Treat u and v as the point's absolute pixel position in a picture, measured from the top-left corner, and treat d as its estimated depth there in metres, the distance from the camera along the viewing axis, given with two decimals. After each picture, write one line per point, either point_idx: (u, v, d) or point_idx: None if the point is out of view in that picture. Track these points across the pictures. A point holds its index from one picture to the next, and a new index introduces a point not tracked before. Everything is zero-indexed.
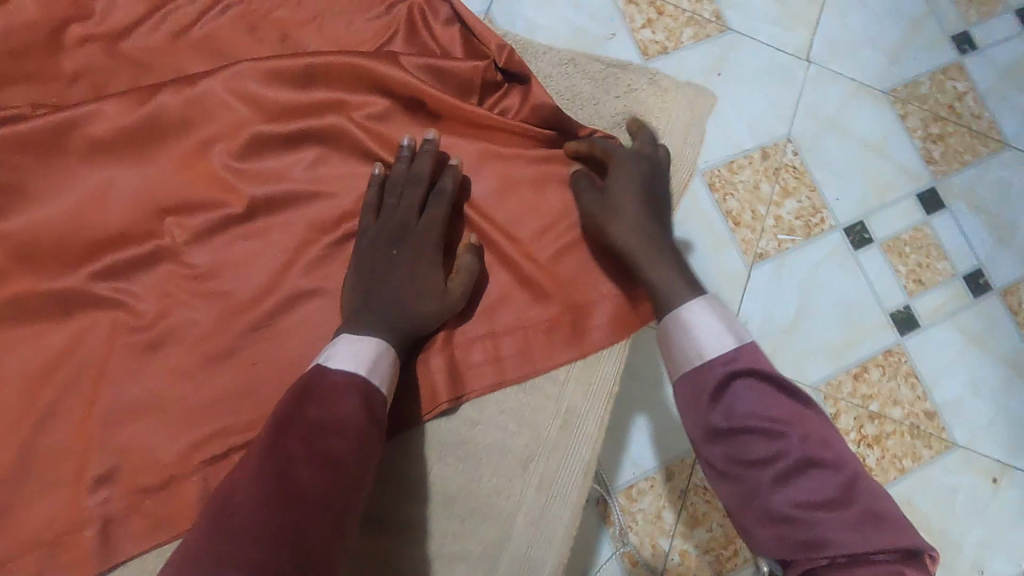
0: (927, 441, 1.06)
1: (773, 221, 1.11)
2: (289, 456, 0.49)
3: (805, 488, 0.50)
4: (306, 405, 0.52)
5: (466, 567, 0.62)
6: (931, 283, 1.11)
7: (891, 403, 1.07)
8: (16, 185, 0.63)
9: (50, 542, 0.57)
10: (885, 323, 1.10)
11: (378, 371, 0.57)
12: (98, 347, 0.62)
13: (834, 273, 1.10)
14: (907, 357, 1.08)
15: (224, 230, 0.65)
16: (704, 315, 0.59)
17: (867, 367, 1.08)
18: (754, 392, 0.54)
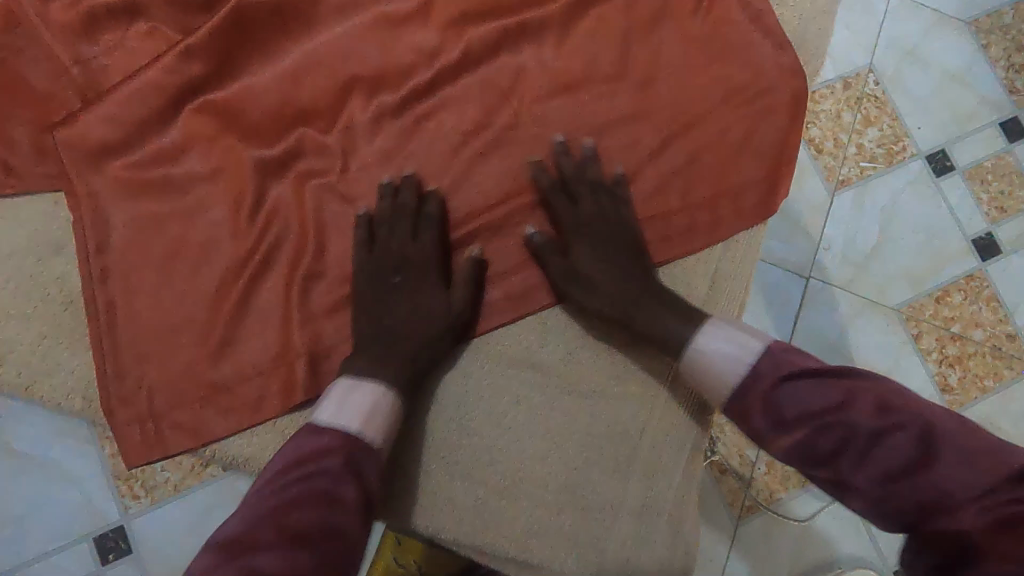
0: (1008, 363, 1.29)
1: (856, 148, 1.35)
2: (279, 520, 0.52)
3: (885, 455, 0.53)
4: (303, 448, 0.57)
5: (630, 405, 0.69)
6: (1014, 209, 1.35)
7: (973, 325, 1.31)
8: (226, 60, 0.69)
9: (270, 370, 0.65)
10: (969, 249, 1.34)
11: (372, 426, 0.59)
12: (298, 207, 0.68)
13: (920, 201, 1.34)
14: (989, 282, 1.32)
15: (407, 106, 0.72)
16: (714, 340, 0.62)
17: (949, 291, 1.32)
18: (802, 391, 0.57)
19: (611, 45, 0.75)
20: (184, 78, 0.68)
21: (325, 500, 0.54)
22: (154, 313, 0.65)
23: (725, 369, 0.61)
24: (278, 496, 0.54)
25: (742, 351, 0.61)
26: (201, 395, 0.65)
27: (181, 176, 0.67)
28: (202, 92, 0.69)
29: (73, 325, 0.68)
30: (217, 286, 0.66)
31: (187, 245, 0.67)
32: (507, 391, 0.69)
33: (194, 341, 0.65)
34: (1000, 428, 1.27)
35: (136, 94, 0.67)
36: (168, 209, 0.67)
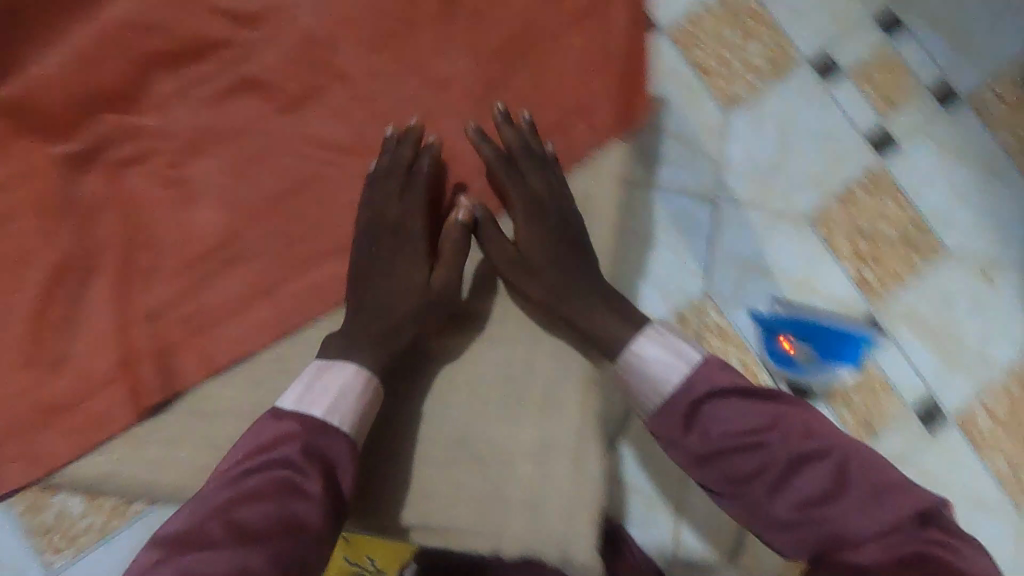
0: (920, 249, 1.30)
1: (742, 65, 1.35)
2: (229, 516, 0.69)
3: (802, 488, 0.75)
4: (264, 433, 0.76)
5: (497, 350, 0.90)
6: (904, 100, 1.35)
7: (879, 220, 1.32)
8: (88, 139, 0.86)
9: (120, 385, 0.82)
10: (864, 146, 1.34)
11: (344, 401, 0.79)
12: (166, 254, 0.86)
13: (810, 107, 1.34)
14: (891, 172, 1.33)
15: (242, 155, 0.89)
16: (649, 343, 0.86)
17: (852, 190, 1.33)
18: (728, 407, 0.80)
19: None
20: (70, 152, 0.86)
21: (292, 485, 0.72)
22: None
23: (654, 369, 0.84)
24: (232, 493, 0.71)
25: (677, 359, 0.84)
26: (86, 419, 0.82)
27: (60, 233, 0.84)
28: (82, 163, 0.86)
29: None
30: (108, 319, 0.83)
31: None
32: (408, 326, 0.87)
33: (103, 358, 0.82)
34: (920, 315, 1.28)
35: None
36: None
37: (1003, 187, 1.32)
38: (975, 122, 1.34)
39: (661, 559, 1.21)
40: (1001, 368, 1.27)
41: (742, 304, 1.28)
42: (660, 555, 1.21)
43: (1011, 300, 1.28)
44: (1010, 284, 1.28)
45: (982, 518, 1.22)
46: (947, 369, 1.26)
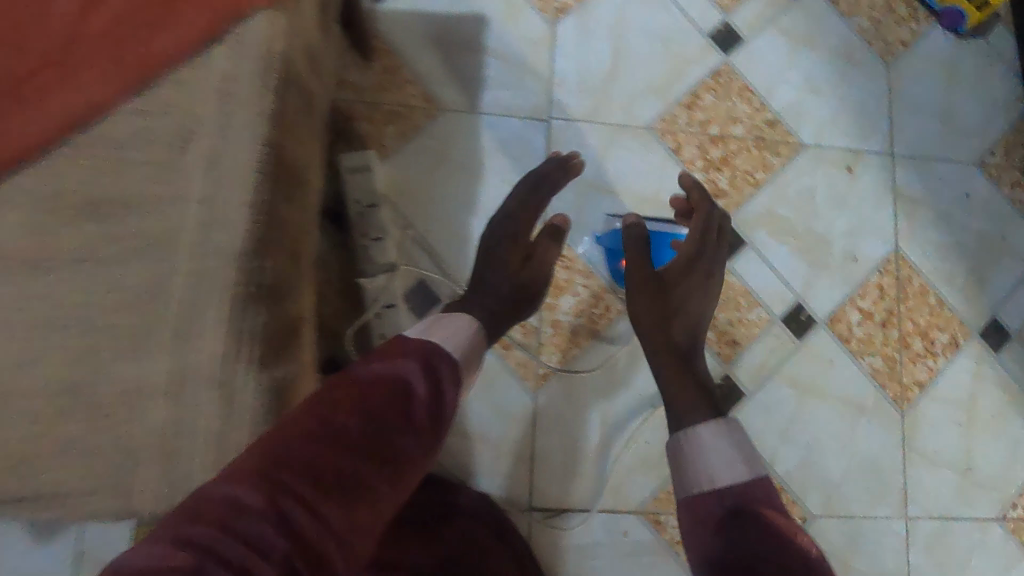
0: (775, 150, 1.23)
1: None
2: (352, 408, 0.64)
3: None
4: (404, 346, 0.74)
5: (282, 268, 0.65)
6: None
7: (731, 122, 1.23)
8: None
9: None
10: (708, 45, 1.24)
11: (451, 341, 0.80)
12: None
13: (646, 8, 1.23)
14: (738, 72, 1.24)
15: None
16: (716, 432, 0.80)
17: (698, 94, 1.22)
18: (749, 513, 0.68)
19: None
20: None
21: (401, 390, 0.68)
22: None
23: (714, 454, 0.78)
24: (368, 374, 0.68)
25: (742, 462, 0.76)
26: None
27: None
28: None
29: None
30: None
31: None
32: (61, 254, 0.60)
33: None
34: (780, 217, 1.21)
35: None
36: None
37: (851, 78, 1.27)
38: (822, 7, 1.28)
39: (518, 509, 1.08)
40: (866, 264, 1.22)
41: (587, 227, 1.16)
42: (517, 507, 1.08)
43: (868, 190, 1.24)
44: (869, 176, 1.25)
45: (846, 418, 1.18)
46: (807, 270, 1.21)
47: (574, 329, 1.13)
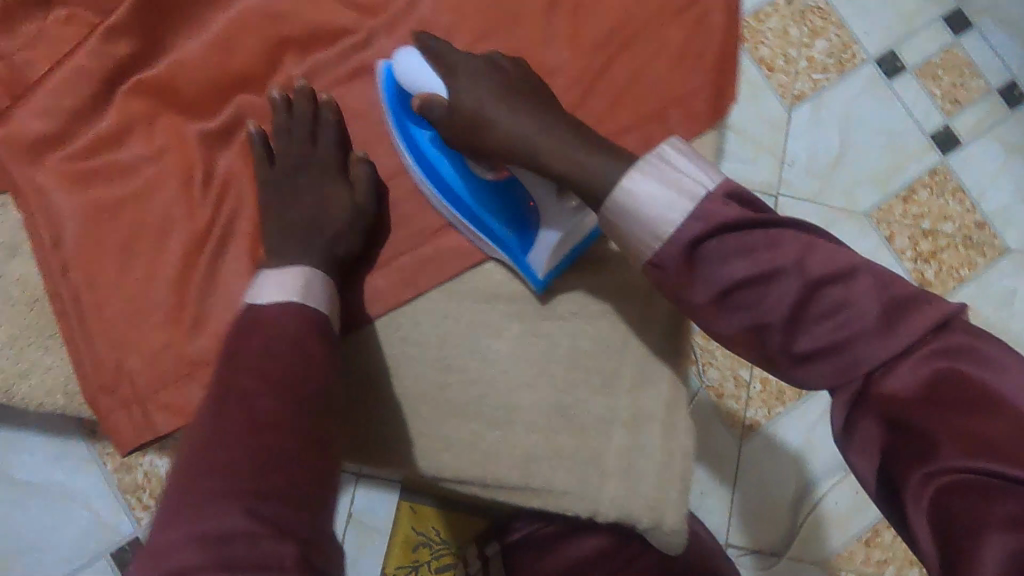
0: (979, 251, 1.32)
1: (806, 61, 1.35)
2: (252, 379, 0.48)
3: (823, 308, 0.47)
4: (257, 328, 0.51)
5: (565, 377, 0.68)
6: (965, 101, 1.37)
7: (941, 219, 1.32)
8: (156, 32, 0.63)
9: (199, 363, 0.61)
10: (929, 144, 1.35)
11: (313, 295, 0.55)
12: (199, 153, 0.64)
13: (873, 104, 1.35)
14: (952, 173, 1.34)
15: (344, 63, 0.68)
16: (646, 180, 0.51)
17: (914, 189, 1.33)
18: (742, 268, 0.49)
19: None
20: (113, 58, 0.62)
21: (297, 349, 0.50)
22: (115, 307, 0.61)
23: (656, 214, 0.50)
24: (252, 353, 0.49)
25: (677, 195, 0.50)
26: (177, 372, 0.60)
27: (46, 140, 0.61)
28: (136, 72, 0.63)
29: (41, 324, 0.61)
30: (126, 254, 0.62)
31: (143, 227, 0.62)
32: (487, 324, 0.65)
33: (162, 320, 0.61)
34: (981, 312, 1.30)
35: (63, 82, 0.61)
36: (116, 199, 0.62)
37: None
38: None
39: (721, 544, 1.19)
40: None
41: None
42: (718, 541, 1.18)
43: None
44: None
45: None
46: None
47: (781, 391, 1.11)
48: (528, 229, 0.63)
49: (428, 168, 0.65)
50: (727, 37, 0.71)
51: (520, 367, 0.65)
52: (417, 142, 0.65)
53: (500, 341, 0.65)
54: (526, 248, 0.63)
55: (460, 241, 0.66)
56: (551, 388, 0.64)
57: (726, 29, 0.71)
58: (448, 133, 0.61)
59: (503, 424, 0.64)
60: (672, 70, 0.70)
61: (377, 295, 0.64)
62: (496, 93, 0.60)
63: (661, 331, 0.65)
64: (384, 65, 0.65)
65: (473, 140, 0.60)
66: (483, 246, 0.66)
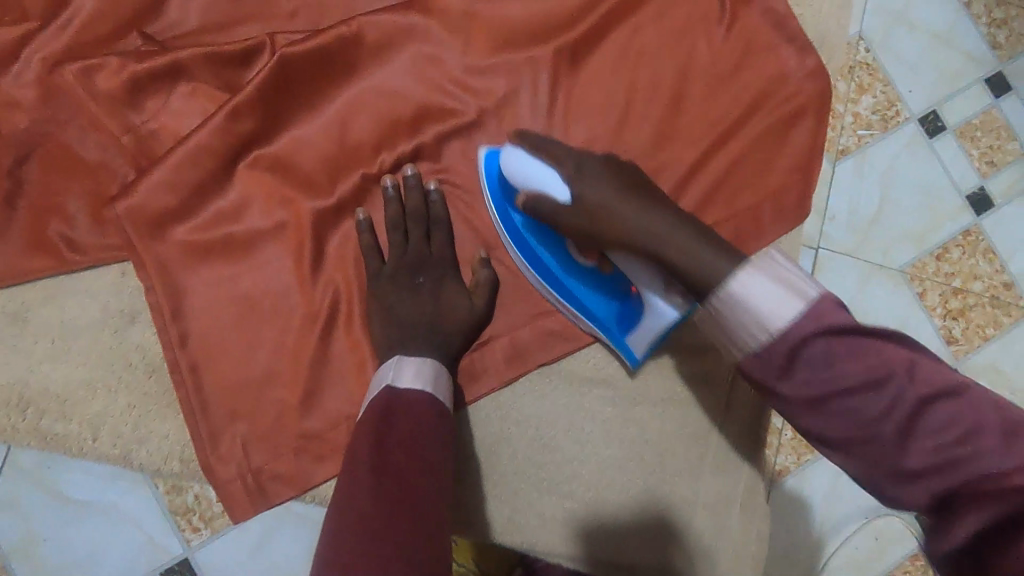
0: (1009, 310, 1.27)
1: (852, 118, 1.27)
2: (393, 457, 0.52)
3: (932, 427, 0.44)
4: (395, 416, 0.56)
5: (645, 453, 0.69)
6: (1004, 163, 1.29)
7: (972, 278, 1.27)
8: (278, 111, 0.65)
9: (311, 438, 0.63)
10: (963, 205, 1.28)
11: (440, 390, 0.60)
12: (312, 231, 0.65)
13: (909, 163, 1.27)
14: (986, 234, 1.28)
15: (450, 144, 0.69)
16: (758, 284, 0.48)
17: (948, 248, 1.27)
18: (832, 354, 0.45)
19: (668, 58, 0.73)
20: (236, 137, 0.64)
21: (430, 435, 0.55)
22: (230, 380, 0.63)
23: (766, 308, 0.47)
24: (394, 436, 0.54)
25: (789, 297, 0.47)
26: (290, 446, 0.63)
27: (167, 216, 0.63)
28: (256, 150, 0.65)
29: (158, 393, 0.63)
30: (240, 330, 0.64)
31: (258, 301, 0.64)
32: (582, 406, 0.69)
33: (276, 395, 0.63)
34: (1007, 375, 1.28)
35: (188, 158, 0.63)
36: (234, 273, 0.64)
37: None
38: None
39: None
40: None
41: None
42: None
43: None
44: None
45: None
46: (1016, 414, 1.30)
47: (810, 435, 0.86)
48: (630, 307, 0.65)
49: (524, 245, 0.66)
50: (815, 134, 0.74)
51: (611, 449, 0.69)
52: (516, 228, 0.66)
53: (593, 423, 0.69)
54: (625, 326, 0.66)
55: (561, 321, 0.68)
56: (639, 470, 0.68)
57: (814, 127, 0.74)
58: (561, 220, 0.61)
59: (594, 503, 0.68)
60: (762, 164, 0.73)
61: (480, 373, 0.67)
62: (619, 192, 0.59)
63: (743, 425, 0.70)
64: (486, 152, 0.65)
65: (587, 228, 0.60)
66: (579, 324, 0.68)
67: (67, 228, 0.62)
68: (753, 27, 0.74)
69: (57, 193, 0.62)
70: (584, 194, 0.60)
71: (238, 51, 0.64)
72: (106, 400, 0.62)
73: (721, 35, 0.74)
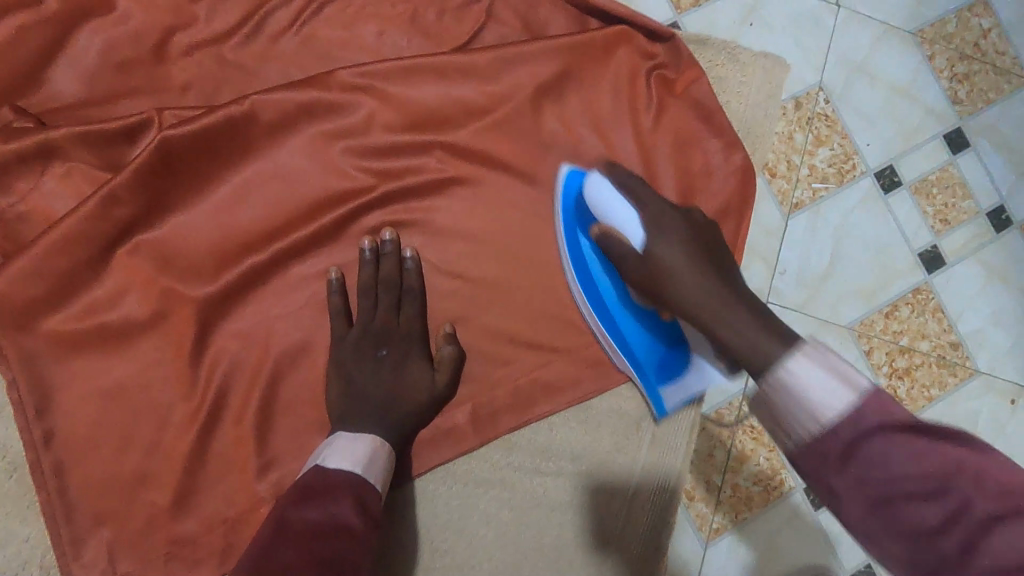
0: (952, 369, 1.00)
1: (807, 170, 1.01)
2: (302, 545, 0.51)
3: (1003, 549, 0.38)
4: (308, 502, 0.53)
5: (538, 554, 0.66)
6: (957, 222, 1.03)
7: (920, 337, 1.01)
8: (162, 195, 0.62)
9: (184, 542, 0.60)
10: (913, 263, 1.02)
11: (373, 469, 0.57)
12: (193, 321, 0.62)
13: (865, 220, 1.01)
14: (935, 294, 1.01)
15: (351, 228, 0.66)
16: (812, 367, 0.46)
17: (897, 305, 1.00)
18: (887, 452, 0.41)
19: (587, 146, 0.70)
20: (115, 222, 0.60)
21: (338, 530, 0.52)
22: (99, 481, 0.59)
23: (821, 397, 0.44)
24: (310, 524, 0.52)
25: (847, 387, 0.44)
26: (162, 551, 0.60)
27: (30, 305, 0.59)
28: (137, 234, 0.61)
29: (19, 493, 0.59)
30: (111, 425, 0.60)
31: (132, 396, 0.61)
32: (476, 509, 0.66)
33: (148, 497, 0.60)
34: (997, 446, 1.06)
35: (57, 245, 0.59)
36: (108, 365, 0.61)
37: None
38: None
39: None
40: None
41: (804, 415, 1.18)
42: None
43: None
44: None
45: None
46: None
47: (748, 493, 0.83)
48: (677, 362, 0.66)
49: (586, 283, 0.66)
50: (736, 227, 0.72)
51: (505, 553, 0.66)
52: (581, 253, 0.66)
53: (487, 527, 0.66)
54: (666, 379, 0.66)
55: (463, 420, 0.65)
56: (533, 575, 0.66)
57: (736, 220, 0.72)
58: (628, 269, 0.60)
59: None
60: None
61: None
62: (693, 258, 0.58)
63: (647, 524, 0.68)
64: (567, 172, 0.65)
65: (651, 286, 0.59)
66: (616, 363, 0.68)
67: None
68: (677, 115, 0.71)
69: None
70: (657, 248, 0.58)
71: (121, 131, 0.61)
72: None
73: (644, 121, 0.71)
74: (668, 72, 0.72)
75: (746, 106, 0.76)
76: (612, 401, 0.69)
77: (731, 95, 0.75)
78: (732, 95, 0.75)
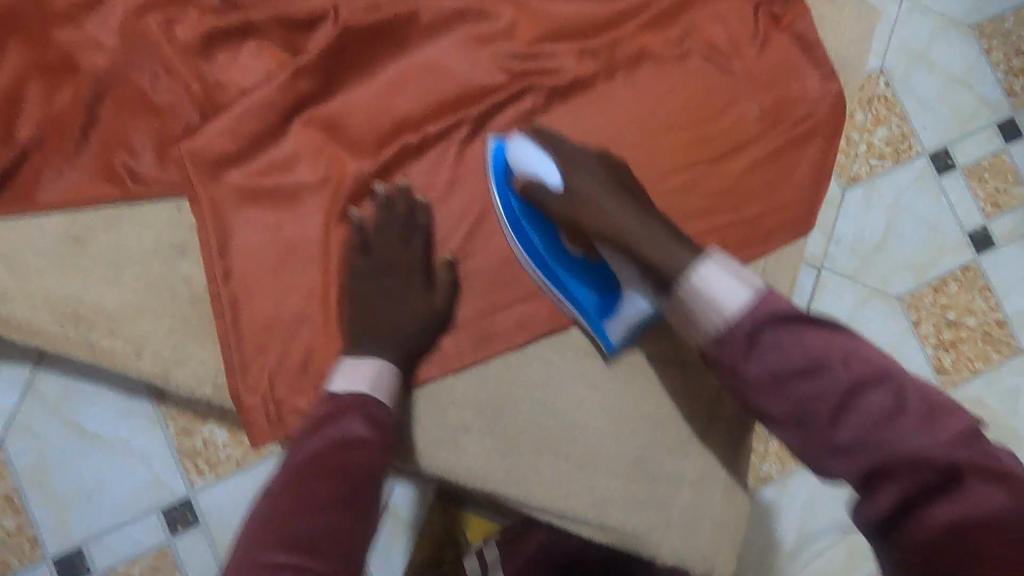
0: (997, 345, 0.98)
1: (865, 147, 0.99)
2: (313, 464, 0.58)
3: (860, 406, 0.54)
4: (325, 429, 0.60)
5: (641, 422, 0.71)
6: (1008, 207, 1.00)
7: (965, 312, 0.98)
8: (335, 75, 0.71)
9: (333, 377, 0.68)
10: (962, 243, 0.99)
11: (383, 388, 0.63)
12: (353, 185, 0.70)
13: (918, 199, 0.99)
14: (983, 273, 0.99)
15: (490, 122, 0.74)
16: (714, 269, 0.58)
17: (946, 280, 0.98)
18: (780, 340, 0.56)
19: (698, 67, 0.78)
20: (297, 93, 0.69)
21: (341, 448, 0.59)
22: (263, 317, 0.68)
23: (720, 293, 0.57)
24: (311, 448, 0.59)
25: (742, 279, 0.58)
26: (314, 382, 0.68)
27: (221, 157, 0.68)
28: (310, 107, 0.71)
29: (196, 321, 0.68)
30: (278, 269, 0.69)
31: (296, 248, 0.69)
32: (586, 376, 0.71)
33: (305, 335, 0.68)
34: None
35: (247, 109, 0.68)
36: (279, 218, 0.69)
37: None
38: None
39: None
40: None
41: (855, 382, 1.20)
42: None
43: None
44: None
45: None
46: None
47: None
48: (612, 298, 0.70)
49: (519, 233, 0.70)
50: (825, 150, 0.80)
51: (609, 418, 0.71)
52: (514, 213, 0.70)
53: (595, 392, 0.71)
54: (605, 315, 0.70)
55: None
56: (636, 439, 0.70)
57: (825, 144, 0.80)
58: (556, 206, 0.67)
59: (588, 465, 0.70)
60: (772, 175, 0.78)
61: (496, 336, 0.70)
62: (608, 186, 0.66)
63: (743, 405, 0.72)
64: (494, 142, 0.71)
65: (578, 215, 0.66)
66: (563, 310, 0.71)
67: (131, 160, 0.68)
68: (779, 47, 0.80)
69: (125, 128, 0.68)
70: (576, 182, 0.66)
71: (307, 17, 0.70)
72: (151, 322, 0.67)
73: (750, 49, 0.79)
74: (773, 8, 0.80)
75: (840, 45, 0.84)
76: (681, 385, 0.72)
77: (828, 35, 0.83)
78: (829, 34, 0.83)
